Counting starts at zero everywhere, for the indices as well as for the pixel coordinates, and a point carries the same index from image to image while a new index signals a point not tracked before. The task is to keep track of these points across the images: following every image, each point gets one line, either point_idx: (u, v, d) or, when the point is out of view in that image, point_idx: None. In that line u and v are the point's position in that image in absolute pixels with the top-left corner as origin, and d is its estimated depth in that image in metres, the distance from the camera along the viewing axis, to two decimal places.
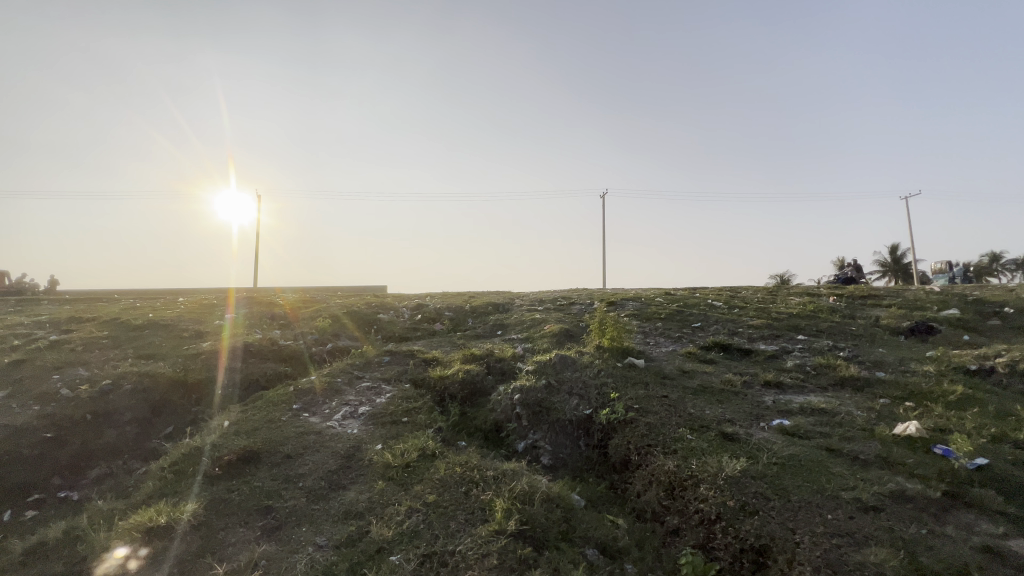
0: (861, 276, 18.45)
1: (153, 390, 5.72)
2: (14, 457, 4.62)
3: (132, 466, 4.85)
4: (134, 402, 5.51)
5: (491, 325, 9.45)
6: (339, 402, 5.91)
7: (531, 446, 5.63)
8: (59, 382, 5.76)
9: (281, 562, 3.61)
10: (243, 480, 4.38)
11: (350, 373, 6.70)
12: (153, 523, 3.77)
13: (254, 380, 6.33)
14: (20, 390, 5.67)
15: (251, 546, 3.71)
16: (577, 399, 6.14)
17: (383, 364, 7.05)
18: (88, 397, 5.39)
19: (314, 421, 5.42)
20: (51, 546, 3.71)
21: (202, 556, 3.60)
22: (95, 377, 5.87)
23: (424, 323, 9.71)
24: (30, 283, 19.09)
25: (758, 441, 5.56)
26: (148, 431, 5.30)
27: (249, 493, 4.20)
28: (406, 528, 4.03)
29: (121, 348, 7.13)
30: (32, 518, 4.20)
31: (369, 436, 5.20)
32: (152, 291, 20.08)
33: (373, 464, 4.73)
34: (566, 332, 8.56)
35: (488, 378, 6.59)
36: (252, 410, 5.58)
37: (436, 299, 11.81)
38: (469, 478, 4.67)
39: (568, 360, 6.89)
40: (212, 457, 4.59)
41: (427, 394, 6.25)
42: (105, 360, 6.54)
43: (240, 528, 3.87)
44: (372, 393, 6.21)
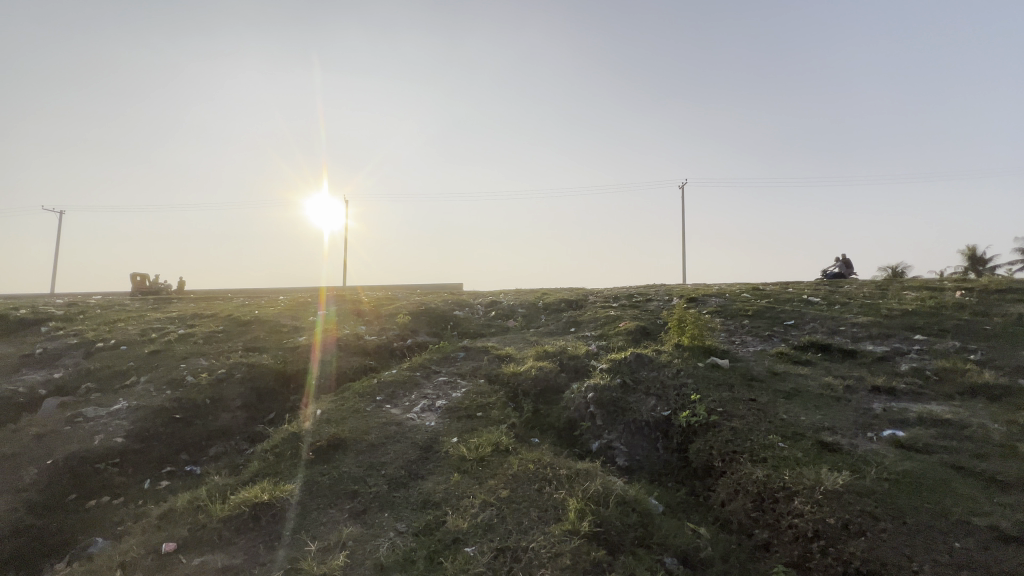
0: (849, 270, 15.06)
1: (259, 379, 6.38)
2: (152, 431, 5.32)
3: (241, 446, 5.43)
4: (244, 389, 6.17)
5: (564, 322, 9.39)
6: (418, 395, 6.19)
7: (606, 446, 5.49)
8: (185, 370, 6.62)
9: (366, 544, 3.85)
10: (332, 465, 4.73)
11: (428, 367, 7.00)
12: (258, 499, 4.16)
13: (343, 372, 6.82)
14: (156, 375, 6.59)
15: (340, 527, 4.00)
16: (655, 400, 5.91)
17: (459, 359, 7.28)
18: (207, 384, 6.12)
19: (395, 412, 5.73)
20: (179, 512, 4.22)
21: (299, 533, 3.94)
22: (213, 366, 6.67)
23: (498, 320, 9.88)
24: (165, 283, 22.12)
25: (864, 453, 4.99)
26: (255, 416, 5.92)
27: (339, 478, 4.53)
28: (480, 521, 4.11)
29: (233, 341, 8.03)
30: (164, 486, 4.80)
31: (445, 429, 5.39)
32: (260, 289, 22.42)
33: (450, 457, 4.90)
34: (642, 329, 8.25)
35: (561, 375, 6.54)
36: (341, 400, 6.02)
37: (509, 296, 11.94)
38: (542, 475, 4.67)
39: (645, 358, 6.62)
40: (307, 443, 5.00)
41: (501, 390, 6.33)
42: (221, 352, 7.42)
43: (330, 510, 4.19)
44: (449, 387, 6.43)
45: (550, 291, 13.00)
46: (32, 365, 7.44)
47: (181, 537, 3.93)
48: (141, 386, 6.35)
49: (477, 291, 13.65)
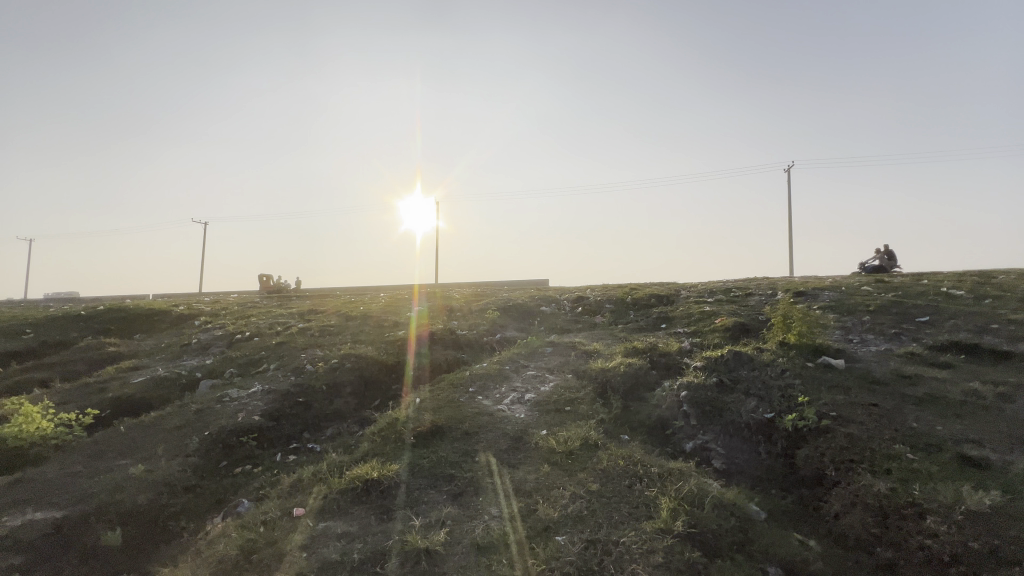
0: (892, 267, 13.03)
1: (365, 368, 7.02)
2: (282, 412, 6.09)
3: (353, 428, 6.03)
4: (353, 377, 6.83)
5: (654, 318, 9.08)
6: (508, 388, 6.39)
7: (701, 447, 5.22)
8: (305, 359, 7.49)
9: (463, 524, 4.08)
10: (431, 449, 5.08)
11: (517, 361, 7.19)
12: (369, 475, 4.61)
13: (437, 365, 7.27)
14: (283, 363, 7.53)
15: (440, 507, 4.28)
16: (756, 401, 5.53)
17: (547, 354, 7.37)
18: (323, 372, 6.88)
19: (487, 403, 5.99)
20: (305, 482, 4.78)
21: (405, 508, 4.29)
22: (327, 356, 7.47)
23: (585, 316, 9.83)
24: (286, 283, 24.94)
25: (1021, 472, 4.27)
26: (363, 402, 6.53)
27: (437, 462, 4.85)
28: (570, 512, 4.17)
29: (343, 334, 8.91)
30: (292, 459, 5.45)
31: (535, 422, 5.52)
32: (362, 287, 24.38)
33: (540, 449, 5.01)
34: (741, 326, 7.72)
35: (651, 372, 6.37)
36: (437, 391, 6.41)
37: (595, 292, 11.79)
38: (632, 472, 4.61)
39: (745, 357, 6.20)
40: (409, 428, 5.41)
41: (589, 385, 6.31)
42: (334, 343, 8.27)
43: (430, 490, 4.50)
44: (537, 381, 6.56)
45: (639, 286, 12.61)
46: (189, 353, 8.86)
47: (308, 502, 4.46)
48: (271, 372, 7.29)
49: (562, 287, 13.66)
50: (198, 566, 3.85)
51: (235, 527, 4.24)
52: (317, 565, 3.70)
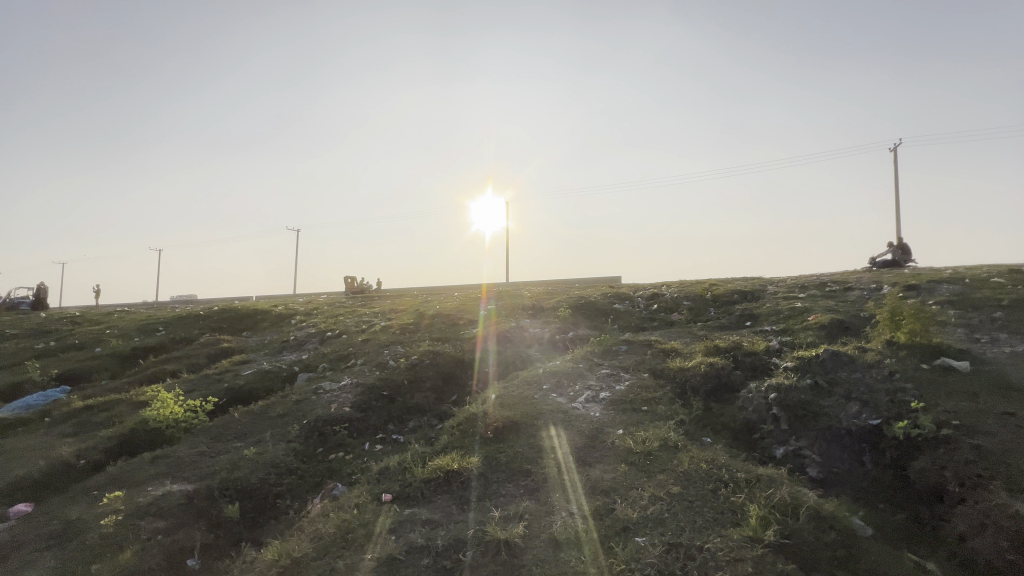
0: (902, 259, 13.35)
1: (443, 364, 7.34)
2: (369, 404, 6.51)
3: (433, 421, 6.32)
4: (432, 372, 7.15)
5: (738, 315, 8.55)
6: (582, 386, 6.36)
7: (794, 453, 4.84)
8: (388, 355, 7.97)
9: (540, 519, 4.12)
10: (508, 444, 5.19)
11: (591, 359, 7.11)
12: (449, 467, 4.81)
13: (512, 363, 7.44)
14: (369, 359, 8.06)
15: (518, 501, 4.36)
16: (859, 405, 5.03)
17: (621, 352, 7.23)
18: (405, 367, 7.27)
19: (561, 401, 6.00)
20: (392, 469, 5.08)
21: (484, 500, 4.42)
22: (409, 353, 7.89)
23: (661, 314, 9.50)
24: (369, 284, 26.65)
25: None
26: (442, 397, 6.83)
27: (514, 456, 4.95)
28: (650, 513, 4.07)
29: (422, 331, 9.35)
30: (379, 448, 5.82)
31: (611, 421, 5.44)
32: (438, 286, 25.37)
33: (617, 448, 4.93)
34: (840, 324, 7.04)
35: (735, 373, 6.01)
36: (512, 387, 6.53)
37: (672, 288, 11.34)
38: (717, 476, 4.40)
39: (844, 357, 5.65)
40: (486, 423, 5.56)
41: (667, 385, 6.09)
42: (414, 340, 8.71)
43: (508, 484, 4.60)
44: (612, 379, 6.46)
45: (721, 282, 11.92)
46: (288, 349, 9.76)
47: (395, 488, 4.73)
48: (359, 367, 7.83)
49: (637, 284, 13.31)
50: (301, 540, 4.20)
51: (331, 508, 4.62)
52: (404, 548, 3.91)
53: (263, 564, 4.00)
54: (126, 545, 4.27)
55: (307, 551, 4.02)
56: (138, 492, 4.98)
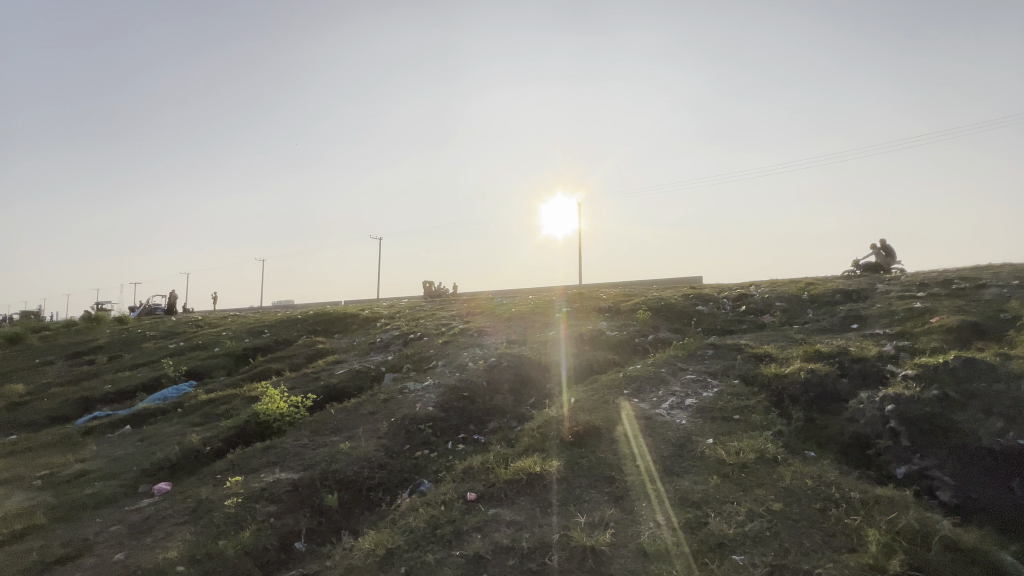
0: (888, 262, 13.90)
1: (522, 367, 7.43)
2: (450, 404, 6.72)
3: (512, 423, 6.41)
4: (511, 375, 7.26)
5: (842, 317, 7.75)
6: (666, 392, 6.10)
7: (919, 473, 4.29)
8: (468, 356, 8.24)
9: (627, 528, 4.00)
10: (589, 449, 5.11)
11: (674, 363, 6.81)
12: (531, 469, 4.84)
13: (591, 366, 7.44)
14: (450, 360, 8.37)
15: (603, 508, 4.26)
16: (1004, 423, 4.39)
17: (708, 357, 6.85)
18: (484, 369, 7.43)
19: (644, 407, 5.79)
20: (475, 469, 5.20)
21: (567, 505, 4.37)
22: (487, 355, 8.07)
23: (750, 315, 8.88)
24: (445, 288, 27.69)
25: None
26: (520, 399, 6.90)
27: (597, 462, 4.86)
28: (748, 530, 3.79)
29: (499, 334, 9.53)
30: (461, 447, 6.00)
31: (700, 429, 5.16)
32: (511, 290, 25.76)
33: (706, 458, 4.68)
34: (972, 326, 6.14)
35: (842, 381, 5.44)
36: (591, 391, 6.43)
37: (761, 288, 10.54)
38: (825, 495, 4.02)
39: (980, 366, 4.95)
40: (567, 426, 5.52)
41: (762, 393, 5.65)
42: (492, 343, 8.89)
43: (591, 490, 4.52)
44: (698, 385, 6.12)
45: (819, 280, 10.91)
46: (375, 350, 10.40)
47: (480, 487, 4.84)
48: (440, 368, 8.14)
49: (721, 284, 12.55)
50: (394, 531, 4.44)
51: (421, 503, 4.81)
52: (490, 547, 3.98)
53: (361, 552, 4.25)
54: (245, 525, 4.76)
55: (400, 543, 4.23)
56: (253, 478, 5.53)
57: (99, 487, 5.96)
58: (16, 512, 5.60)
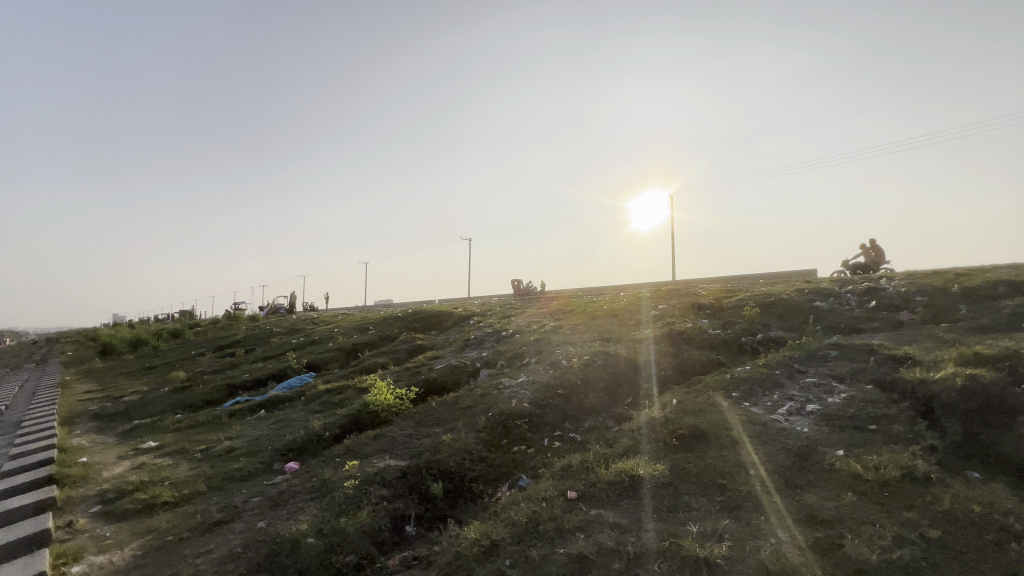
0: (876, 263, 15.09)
1: (617, 366, 7.25)
2: (546, 401, 6.75)
3: (609, 423, 6.29)
4: (607, 374, 7.12)
5: (1009, 314, 6.50)
6: (782, 396, 5.58)
7: None
8: (561, 354, 8.22)
9: (744, 541, 3.70)
10: (696, 454, 4.83)
11: (790, 365, 6.21)
12: (634, 472, 4.69)
13: (692, 366, 7.05)
14: (543, 357, 8.43)
15: (715, 518, 3.99)
16: None
17: (831, 358, 6.15)
18: (579, 366, 7.37)
19: (756, 411, 5.35)
20: (574, 468, 5.16)
21: (674, 511, 4.17)
22: (580, 353, 8.01)
23: (882, 311, 7.81)
24: (534, 286, 27.99)
25: None
26: (617, 399, 6.74)
27: (705, 468, 4.58)
28: (896, 558, 3.31)
29: (591, 331, 9.40)
30: (558, 445, 6.00)
31: (826, 439, 4.64)
32: (600, 287, 25.28)
33: (837, 472, 4.18)
34: None
35: (1015, 391, 4.56)
36: (695, 392, 6.09)
37: (896, 281, 9.17)
38: (999, 526, 3.39)
39: None
40: (670, 429, 5.27)
41: (904, 401, 4.93)
42: (584, 340, 8.79)
43: (701, 498, 4.26)
44: (821, 390, 5.51)
45: (974, 272, 9.26)
46: (471, 346, 10.79)
47: (581, 487, 4.78)
48: (534, 365, 8.22)
49: (844, 277, 11.16)
50: (498, 524, 4.55)
51: (522, 498, 4.88)
52: (594, 548, 3.91)
53: (467, 541, 4.42)
54: (363, 505, 5.17)
55: (504, 536, 4.32)
56: (368, 464, 5.99)
57: (243, 463, 6.88)
58: (184, 479, 6.66)
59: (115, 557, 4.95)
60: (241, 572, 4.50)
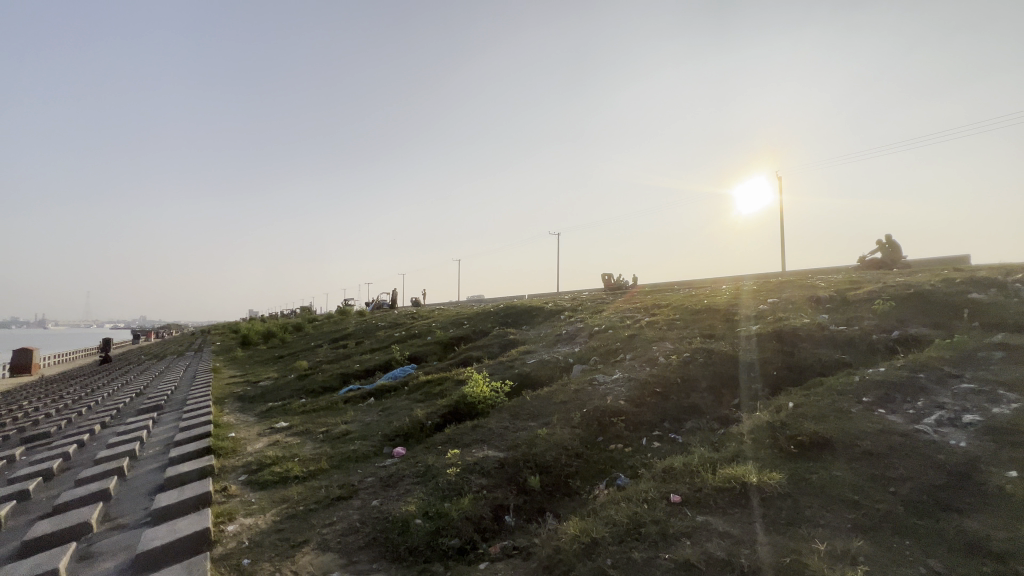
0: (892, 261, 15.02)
1: (722, 366, 6.78)
2: (643, 399, 6.51)
3: (713, 425, 5.93)
4: (709, 373, 6.70)
5: None
6: (928, 404, 4.83)
7: None
8: (658, 351, 7.88)
9: (884, 565, 3.27)
10: (819, 464, 4.36)
11: (938, 368, 5.35)
12: (745, 479, 4.35)
13: (809, 367, 6.37)
14: (639, 353, 8.15)
15: (846, 537, 3.57)
16: None
17: (994, 363, 5.19)
18: (678, 364, 7.00)
19: (894, 420, 4.69)
20: (677, 470, 4.92)
21: (795, 525, 3.80)
22: (679, 350, 7.61)
23: None
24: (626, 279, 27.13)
25: None
26: (721, 400, 6.33)
27: (831, 481, 4.12)
28: None
29: (689, 327, 8.90)
30: (657, 445, 5.77)
31: (991, 457, 3.93)
32: (697, 280, 23.84)
33: (1010, 498, 3.53)
34: None
35: None
36: (815, 395, 5.49)
37: None
38: None
39: None
40: (785, 435, 4.82)
41: None
42: (683, 337, 8.34)
43: (827, 513, 3.84)
44: (982, 399, 4.67)
45: None
46: (562, 341, 10.76)
47: (686, 491, 4.54)
48: (629, 361, 7.98)
49: (1009, 265, 9.32)
50: (598, 521, 4.49)
51: (622, 498, 4.76)
52: (703, 557, 3.70)
53: (566, 536, 4.41)
54: (465, 493, 5.40)
55: (604, 535, 4.25)
56: (468, 453, 6.25)
57: (358, 445, 7.55)
58: (311, 457, 7.49)
59: (259, 521, 5.71)
60: (360, 544, 4.95)
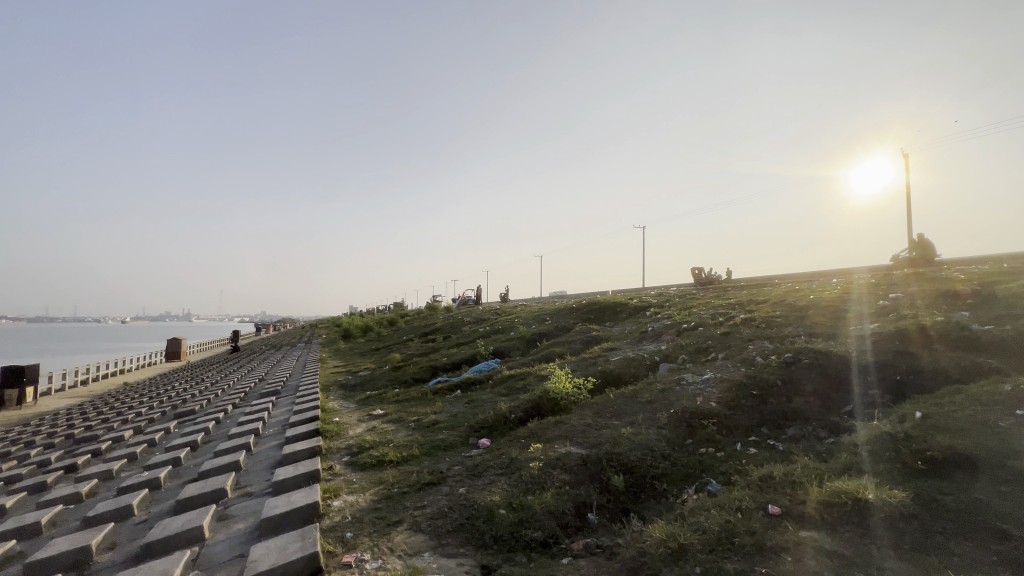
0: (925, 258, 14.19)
1: (832, 368, 6.13)
2: (737, 402, 6.09)
3: (820, 433, 5.39)
4: (816, 376, 6.09)
5: None
6: None
7: None
8: (754, 350, 7.31)
9: None
10: (956, 486, 3.79)
11: None
12: (860, 496, 3.89)
13: (943, 372, 5.54)
14: (732, 353, 7.62)
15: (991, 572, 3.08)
16: None
17: None
18: (779, 365, 6.43)
19: None
20: (776, 480, 4.54)
21: (924, 554, 3.34)
22: (780, 350, 6.99)
23: None
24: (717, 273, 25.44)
25: None
26: (829, 406, 5.74)
27: (971, 506, 3.57)
28: None
29: (791, 324, 8.15)
30: (753, 452, 5.38)
31: None
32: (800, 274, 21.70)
33: None
34: None
35: None
36: (950, 405, 4.77)
37: None
38: None
39: None
40: (911, 449, 4.25)
41: None
42: (784, 335, 7.65)
43: (967, 542, 3.33)
44: None
45: None
46: (647, 339, 10.40)
47: (787, 503, 4.17)
48: (721, 361, 7.49)
49: None
50: (685, 527, 4.28)
51: (713, 504, 4.50)
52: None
53: (650, 539, 4.26)
54: (547, 487, 5.44)
55: (693, 541, 4.04)
56: (551, 448, 6.28)
57: (446, 435, 7.93)
58: (404, 443, 8.00)
59: (360, 500, 6.22)
60: (448, 529, 5.21)
